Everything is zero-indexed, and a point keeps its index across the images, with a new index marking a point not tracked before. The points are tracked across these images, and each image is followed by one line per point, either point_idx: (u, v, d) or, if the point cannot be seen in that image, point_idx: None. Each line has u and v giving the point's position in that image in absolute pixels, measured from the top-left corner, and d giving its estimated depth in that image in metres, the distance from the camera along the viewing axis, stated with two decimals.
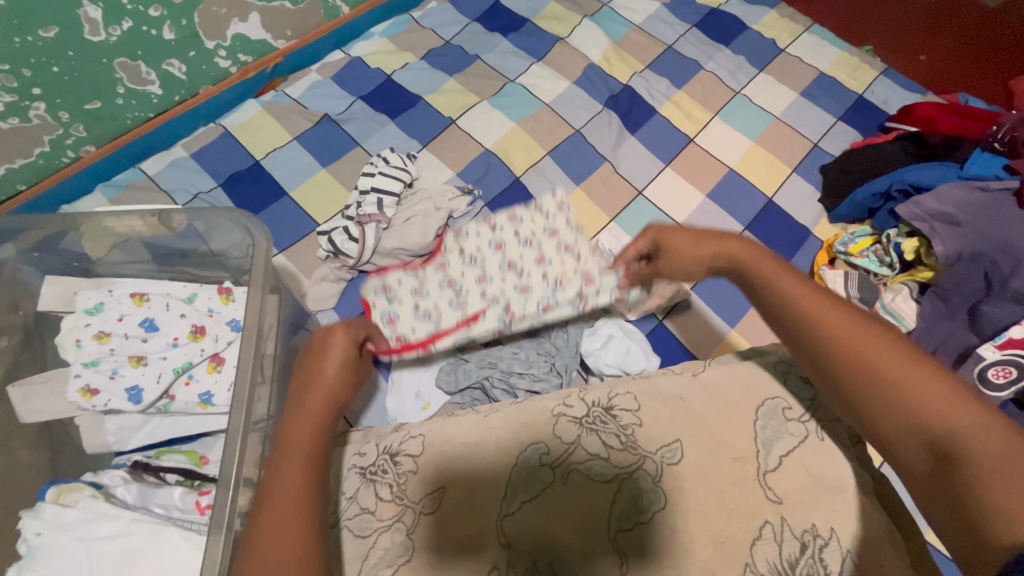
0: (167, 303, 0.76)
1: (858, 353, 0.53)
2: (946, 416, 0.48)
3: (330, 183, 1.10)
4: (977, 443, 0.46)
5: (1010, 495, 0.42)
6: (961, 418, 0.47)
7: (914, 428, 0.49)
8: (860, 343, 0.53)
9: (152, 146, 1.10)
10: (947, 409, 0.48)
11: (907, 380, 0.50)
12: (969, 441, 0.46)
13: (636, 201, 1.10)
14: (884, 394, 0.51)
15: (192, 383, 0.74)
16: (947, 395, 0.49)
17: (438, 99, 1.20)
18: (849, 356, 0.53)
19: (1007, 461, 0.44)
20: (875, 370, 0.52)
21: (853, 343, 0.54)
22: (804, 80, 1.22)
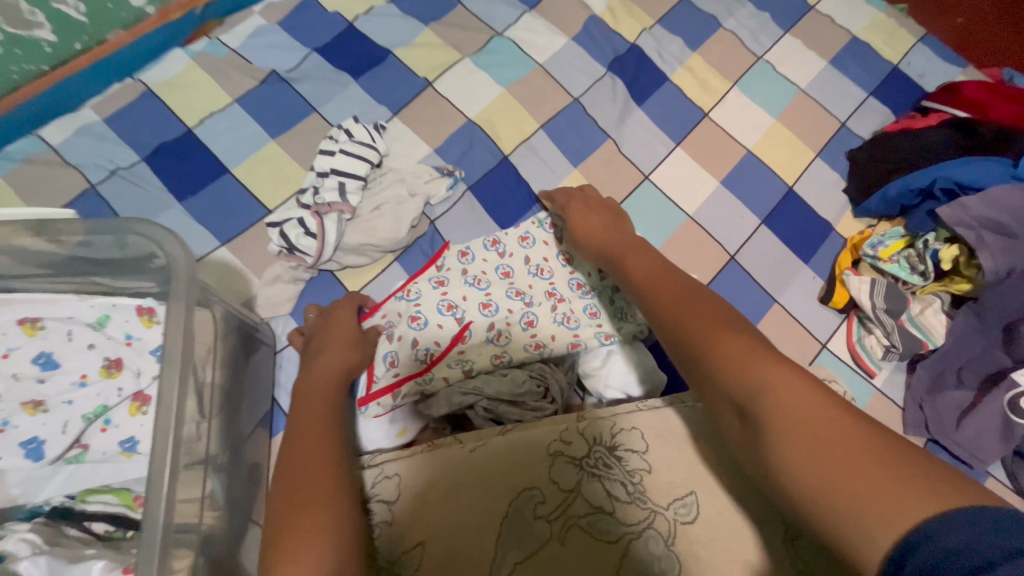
0: (69, 331, 0.61)
1: (654, 284, 0.62)
2: (747, 375, 0.47)
3: (282, 159, 0.92)
4: (777, 405, 0.44)
5: (811, 466, 0.40)
6: (740, 374, 0.47)
7: (728, 396, 0.48)
8: (694, 323, 0.53)
9: (50, 107, 0.88)
10: (740, 351, 0.49)
11: (748, 372, 0.47)
12: (768, 402, 0.44)
13: (642, 185, 0.96)
14: (699, 349, 0.51)
15: (110, 429, 0.61)
16: (758, 356, 0.47)
17: (412, 55, 1.01)
18: (645, 287, 0.63)
19: (840, 450, 0.40)
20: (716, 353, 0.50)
21: (660, 289, 0.61)
22: (834, 45, 1.07)
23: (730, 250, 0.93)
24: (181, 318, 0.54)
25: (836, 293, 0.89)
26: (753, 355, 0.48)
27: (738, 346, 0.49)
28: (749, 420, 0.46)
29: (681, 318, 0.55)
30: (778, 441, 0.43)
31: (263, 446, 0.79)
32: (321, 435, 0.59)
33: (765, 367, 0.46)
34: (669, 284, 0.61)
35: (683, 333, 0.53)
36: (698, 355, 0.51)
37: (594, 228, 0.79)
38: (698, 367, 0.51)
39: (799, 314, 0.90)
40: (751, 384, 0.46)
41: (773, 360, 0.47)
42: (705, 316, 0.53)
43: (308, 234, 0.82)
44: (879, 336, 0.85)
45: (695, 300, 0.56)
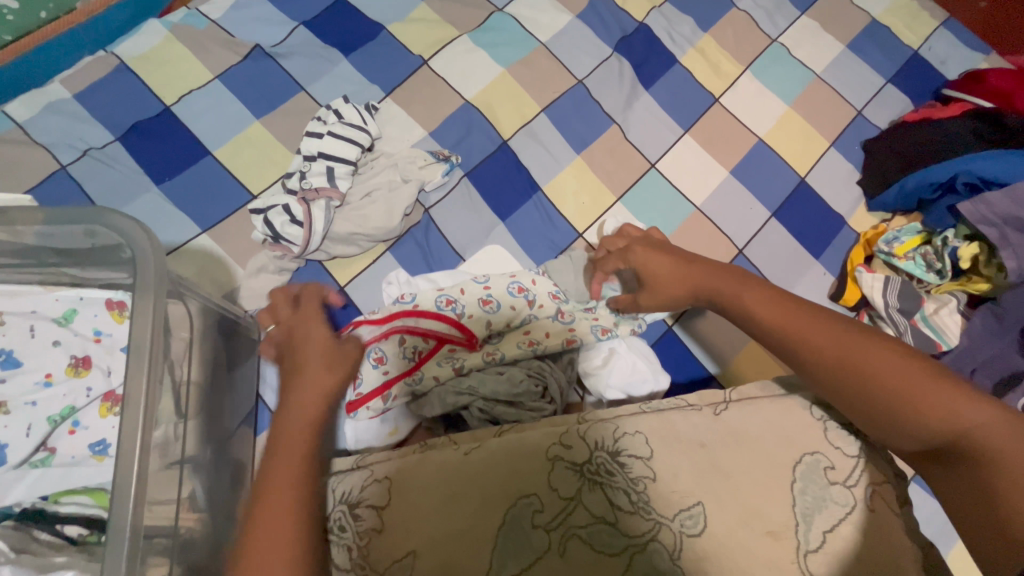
0: (32, 327, 0.57)
1: (777, 321, 0.54)
2: (950, 418, 0.46)
3: (267, 141, 0.86)
4: (999, 445, 0.45)
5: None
6: (950, 409, 0.46)
7: (924, 435, 0.48)
8: (856, 354, 0.50)
9: (15, 81, 0.82)
10: (899, 385, 0.48)
11: (942, 411, 0.47)
12: (987, 441, 0.45)
13: (647, 175, 0.91)
14: (858, 387, 0.50)
15: (79, 432, 0.56)
16: (943, 392, 0.47)
17: (407, 31, 0.95)
18: (769, 325, 0.55)
19: None
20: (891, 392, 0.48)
21: (777, 317, 0.55)
22: (852, 28, 1.01)
23: (739, 244, 0.89)
24: (150, 310, 0.49)
25: (848, 291, 0.85)
26: (944, 392, 0.47)
27: (904, 376, 0.48)
28: (964, 457, 0.46)
29: (845, 357, 0.50)
30: (1007, 481, 0.44)
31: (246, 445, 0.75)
32: (289, 499, 0.48)
33: (967, 407, 0.46)
34: (790, 311, 0.55)
35: (847, 372, 0.50)
36: (884, 399, 0.48)
37: (664, 269, 0.66)
38: (865, 407, 0.50)
39: None
40: (968, 421, 0.46)
41: (955, 388, 0.47)
42: (887, 355, 0.49)
43: (295, 222, 0.77)
44: (891, 335, 0.81)
45: (825, 323, 0.53)
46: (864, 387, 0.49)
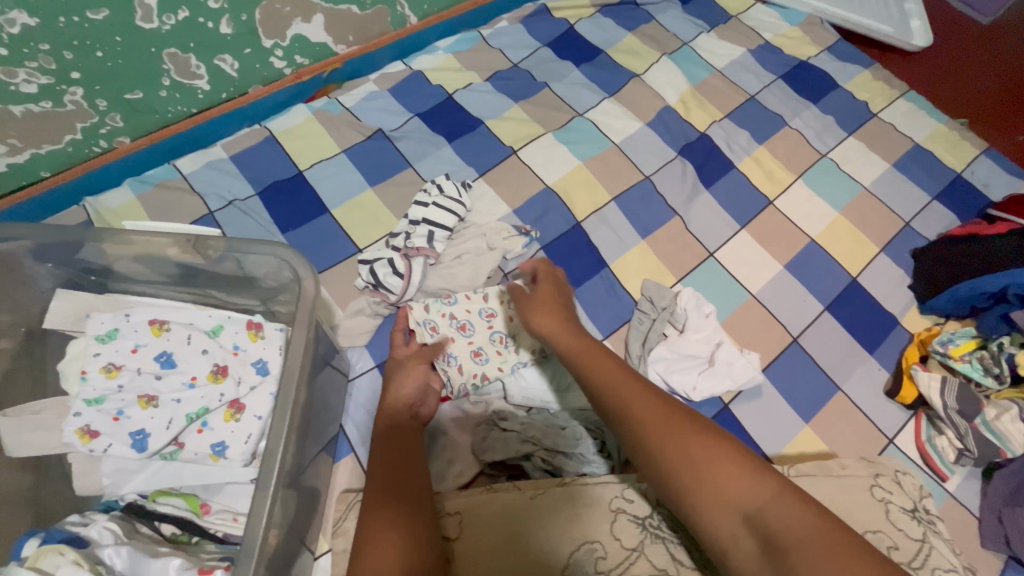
0: (189, 336, 0.67)
1: (622, 402, 0.60)
2: (736, 489, 0.51)
3: (376, 205, 1.01)
4: (782, 516, 0.48)
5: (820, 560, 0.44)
6: (750, 484, 0.51)
7: (729, 506, 0.51)
8: (660, 429, 0.56)
9: (187, 144, 1.01)
10: (706, 461, 0.53)
11: (733, 484, 0.51)
12: (773, 514, 0.48)
13: (706, 262, 1.00)
14: (673, 462, 0.54)
15: (206, 431, 0.65)
16: (730, 469, 0.52)
17: (501, 126, 1.12)
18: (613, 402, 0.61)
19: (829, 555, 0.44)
20: (698, 461, 0.53)
21: (620, 393, 0.61)
22: (897, 150, 1.13)
23: (793, 332, 0.94)
24: (303, 341, 0.62)
25: (903, 388, 0.88)
26: (735, 470, 0.52)
27: (708, 448, 0.54)
28: (760, 532, 0.48)
29: (650, 423, 0.57)
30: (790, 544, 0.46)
31: (324, 469, 0.79)
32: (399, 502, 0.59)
33: (749, 478, 0.51)
34: (632, 386, 0.62)
35: (663, 443, 0.55)
36: (684, 470, 0.53)
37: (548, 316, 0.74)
38: (673, 472, 0.54)
39: (863, 406, 0.89)
40: (762, 497, 0.50)
41: (740, 466, 0.52)
42: (690, 435, 0.55)
43: (396, 272, 0.89)
44: (950, 437, 0.83)
45: (659, 401, 0.59)
46: (670, 458, 0.54)
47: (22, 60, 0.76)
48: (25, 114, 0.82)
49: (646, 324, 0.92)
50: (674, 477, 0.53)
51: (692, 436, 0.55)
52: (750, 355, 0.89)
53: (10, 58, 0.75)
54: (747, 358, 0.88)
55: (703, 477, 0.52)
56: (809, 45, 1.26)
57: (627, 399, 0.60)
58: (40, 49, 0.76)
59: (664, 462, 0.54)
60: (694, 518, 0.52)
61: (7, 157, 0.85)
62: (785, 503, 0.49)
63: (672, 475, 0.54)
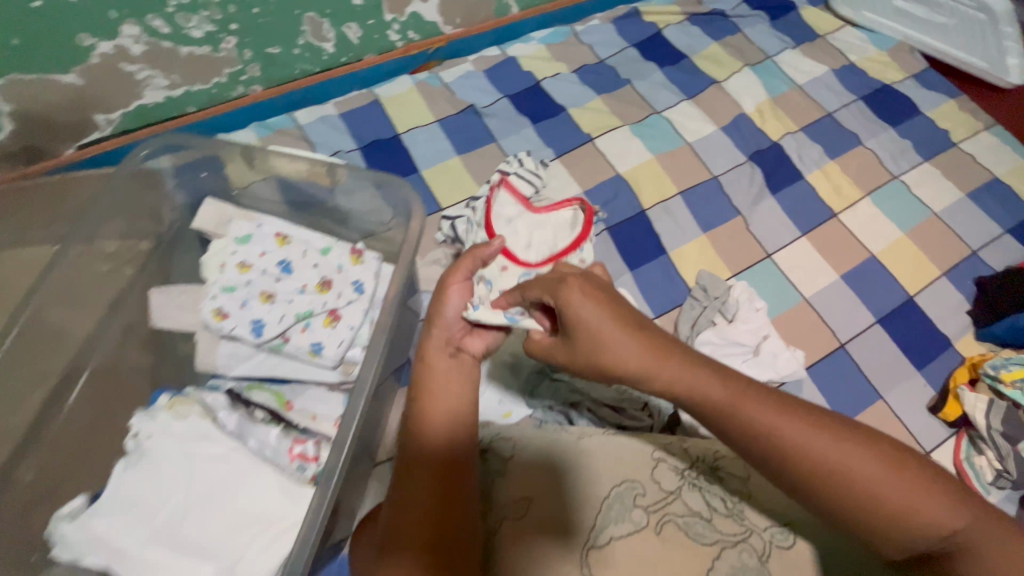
0: (305, 250, 0.78)
1: (728, 410, 0.52)
2: (893, 499, 0.50)
3: (461, 171, 1.11)
4: (936, 515, 0.50)
5: (938, 521, 0.49)
6: (900, 486, 0.50)
7: (874, 506, 0.50)
8: (813, 458, 0.50)
9: (306, 98, 1.14)
10: (829, 455, 0.50)
11: (891, 492, 0.50)
12: (924, 515, 0.50)
13: (763, 262, 1.04)
14: (809, 474, 0.50)
15: (307, 332, 0.76)
16: (885, 476, 0.50)
17: (582, 115, 1.20)
18: (719, 414, 0.52)
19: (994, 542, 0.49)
20: (854, 481, 0.50)
21: (757, 423, 0.51)
22: (974, 181, 1.13)
23: (841, 338, 0.97)
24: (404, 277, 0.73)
25: (948, 406, 0.90)
26: (887, 474, 0.50)
27: (862, 460, 0.51)
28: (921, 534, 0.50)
29: (797, 449, 0.51)
30: (926, 529, 0.49)
31: (391, 390, 0.89)
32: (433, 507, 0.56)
33: (897, 480, 0.50)
34: (745, 397, 0.53)
35: (823, 475, 0.50)
36: (846, 494, 0.50)
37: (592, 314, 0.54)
38: (834, 499, 0.50)
39: (904, 417, 0.91)
40: (911, 498, 0.50)
41: (888, 468, 0.51)
42: (837, 450, 0.51)
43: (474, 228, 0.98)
44: (991, 457, 0.84)
45: (771, 405, 0.52)
46: (806, 459, 0.50)
47: (197, 9, 0.91)
48: (189, 55, 0.97)
49: (696, 310, 0.98)
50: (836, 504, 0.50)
51: (842, 449, 0.51)
52: (795, 351, 0.93)
53: (189, 6, 0.90)
54: (791, 353, 0.92)
55: (863, 490, 0.50)
56: (896, 70, 1.28)
57: (762, 424, 0.51)
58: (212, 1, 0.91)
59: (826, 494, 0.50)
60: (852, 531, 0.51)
61: (166, 91, 1.00)
62: (930, 497, 0.50)
63: (834, 502, 0.50)
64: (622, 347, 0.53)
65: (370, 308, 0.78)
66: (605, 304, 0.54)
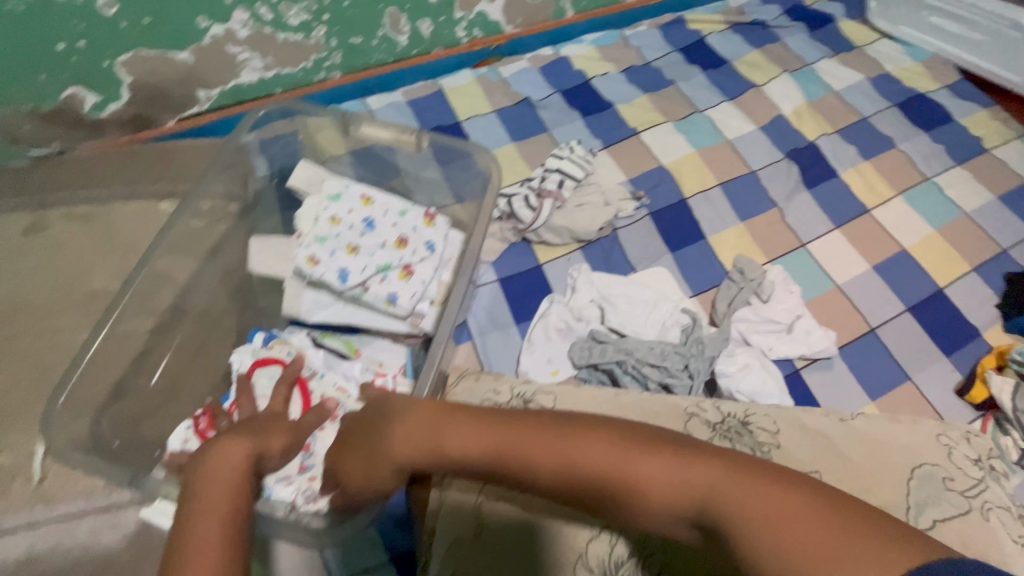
0: (386, 211, 0.88)
1: (599, 468, 0.51)
2: (788, 539, 0.43)
3: (515, 157, 1.21)
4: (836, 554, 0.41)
5: (865, 570, 0.40)
6: (789, 521, 0.44)
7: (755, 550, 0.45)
8: (667, 491, 0.49)
9: (379, 85, 1.26)
10: (689, 483, 0.49)
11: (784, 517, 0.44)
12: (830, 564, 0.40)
13: (797, 250, 1.11)
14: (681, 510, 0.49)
15: (385, 282, 0.85)
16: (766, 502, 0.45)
17: (628, 111, 1.29)
18: (581, 474, 0.51)
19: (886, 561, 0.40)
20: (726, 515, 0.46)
21: (598, 469, 0.51)
22: (1005, 185, 1.18)
23: (871, 322, 1.03)
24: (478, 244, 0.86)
25: (975, 389, 0.94)
26: (763, 502, 0.45)
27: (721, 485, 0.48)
28: None
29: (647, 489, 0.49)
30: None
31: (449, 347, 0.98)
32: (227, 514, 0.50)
33: (777, 508, 0.45)
34: (605, 440, 0.52)
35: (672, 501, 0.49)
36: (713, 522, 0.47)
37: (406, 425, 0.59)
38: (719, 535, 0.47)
39: (932, 398, 0.95)
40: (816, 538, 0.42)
41: (763, 496, 0.46)
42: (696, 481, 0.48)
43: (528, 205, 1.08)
44: (1017, 437, 0.89)
45: (608, 442, 0.51)
46: (646, 495, 0.49)
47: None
48: (284, 41, 1.09)
49: (733, 290, 1.03)
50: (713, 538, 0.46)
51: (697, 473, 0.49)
52: (828, 331, 0.99)
53: None
54: (824, 332, 0.98)
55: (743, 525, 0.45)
56: (930, 80, 1.34)
57: (611, 469, 0.50)
58: None
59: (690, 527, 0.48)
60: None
61: (260, 72, 1.13)
62: (817, 521, 0.43)
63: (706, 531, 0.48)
64: (466, 440, 0.56)
65: (438, 266, 0.89)
66: (440, 411, 0.59)
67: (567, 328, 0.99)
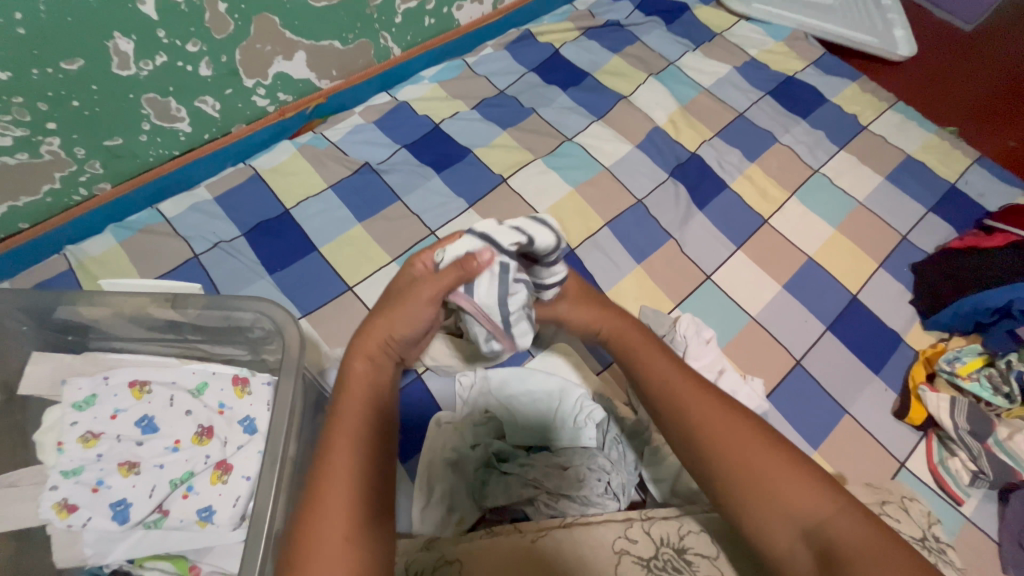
0: (171, 397, 0.64)
1: (685, 408, 0.58)
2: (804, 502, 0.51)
3: (366, 240, 0.99)
4: (845, 532, 0.49)
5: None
6: (811, 497, 0.51)
7: (786, 518, 0.51)
8: (736, 449, 0.54)
9: (171, 185, 0.99)
10: (764, 448, 0.54)
11: (800, 503, 0.51)
12: (835, 532, 0.49)
13: (703, 285, 0.98)
14: (742, 470, 0.53)
15: (192, 497, 0.61)
16: (799, 482, 0.52)
17: (490, 154, 1.10)
18: (671, 403, 0.60)
19: (887, 556, 0.46)
20: (765, 477, 0.52)
21: (686, 403, 0.59)
22: (890, 163, 1.12)
23: (796, 354, 0.92)
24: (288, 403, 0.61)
25: (913, 409, 0.86)
26: (805, 489, 0.52)
27: (788, 470, 0.53)
28: (820, 548, 0.49)
29: (724, 445, 0.55)
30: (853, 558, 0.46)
31: None
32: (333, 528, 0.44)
33: (807, 494, 0.51)
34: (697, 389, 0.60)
35: (731, 456, 0.54)
36: (753, 479, 0.53)
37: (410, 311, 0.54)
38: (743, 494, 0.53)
39: (872, 429, 0.86)
40: (821, 511, 0.50)
41: (800, 475, 0.52)
42: (769, 456, 0.54)
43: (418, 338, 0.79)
44: (964, 458, 0.81)
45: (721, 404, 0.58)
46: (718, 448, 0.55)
47: None
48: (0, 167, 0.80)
49: None
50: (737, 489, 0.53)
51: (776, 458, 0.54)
52: (754, 381, 0.87)
53: None
54: (750, 387, 0.86)
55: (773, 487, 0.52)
56: (796, 60, 1.26)
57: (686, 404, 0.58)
58: (14, 103, 0.75)
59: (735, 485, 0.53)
60: (748, 525, 0.53)
61: None
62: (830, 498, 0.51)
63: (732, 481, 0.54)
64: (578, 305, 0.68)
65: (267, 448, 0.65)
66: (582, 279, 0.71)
67: (461, 462, 0.80)
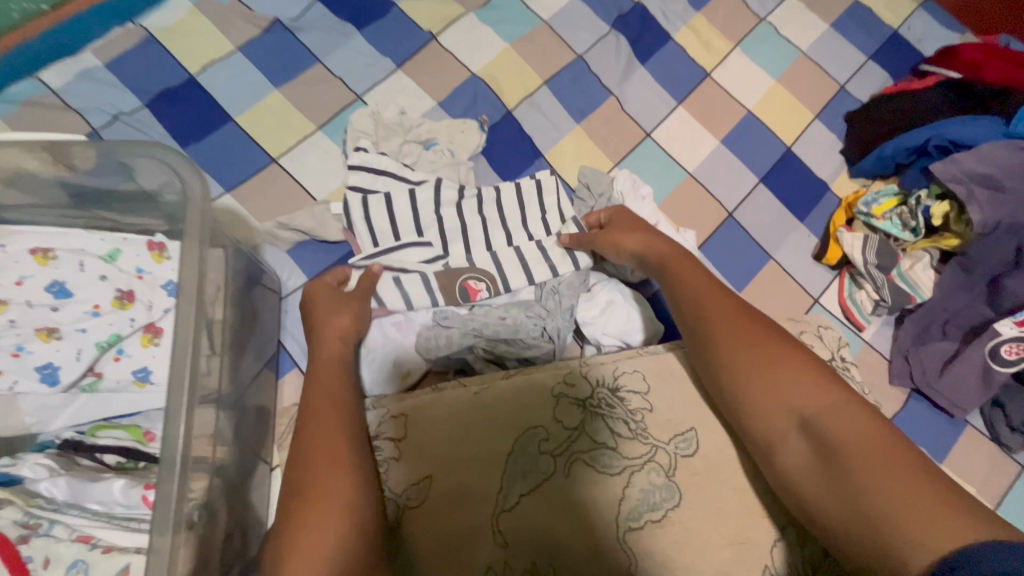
0: (80, 262, 0.64)
1: (702, 311, 0.63)
2: (811, 398, 0.55)
3: (287, 107, 0.92)
4: (842, 424, 0.53)
5: (875, 480, 0.49)
6: (817, 392, 0.55)
7: (787, 408, 0.56)
8: (752, 345, 0.59)
9: (50, 50, 0.87)
10: (777, 348, 0.59)
11: (807, 397, 0.55)
12: (835, 424, 0.53)
13: (644, 143, 0.97)
14: (749, 363, 0.58)
15: (124, 359, 0.63)
16: (806, 381, 0.56)
17: (416, 8, 1.00)
18: (694, 309, 0.64)
19: (873, 446, 0.51)
20: (777, 369, 0.57)
21: (707, 308, 0.63)
22: (837, 9, 1.08)
23: (729, 207, 0.95)
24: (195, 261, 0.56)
25: (829, 251, 0.91)
26: (812, 386, 0.56)
27: (797, 369, 0.57)
28: (818, 438, 0.53)
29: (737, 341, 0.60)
30: (849, 447, 0.51)
31: (270, 387, 0.78)
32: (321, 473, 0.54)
33: (815, 392, 0.55)
34: (717, 296, 0.64)
35: (743, 351, 0.59)
36: (765, 368, 0.58)
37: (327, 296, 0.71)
38: (750, 381, 0.58)
39: (794, 272, 0.92)
40: (823, 405, 0.54)
41: (811, 376, 0.56)
42: (783, 355, 0.58)
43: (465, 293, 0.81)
44: (869, 290, 0.88)
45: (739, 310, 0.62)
46: (728, 343, 0.60)
47: None
48: None
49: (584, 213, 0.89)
50: (745, 377, 0.58)
51: (788, 358, 0.58)
52: (687, 232, 0.89)
53: None
54: (683, 237, 0.88)
55: (780, 380, 0.57)
56: None
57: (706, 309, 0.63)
58: None
59: (746, 375, 0.58)
60: (747, 409, 0.58)
61: None
62: (836, 395, 0.55)
63: (743, 371, 0.58)
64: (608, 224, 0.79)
65: None
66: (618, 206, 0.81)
67: (405, 319, 0.79)
